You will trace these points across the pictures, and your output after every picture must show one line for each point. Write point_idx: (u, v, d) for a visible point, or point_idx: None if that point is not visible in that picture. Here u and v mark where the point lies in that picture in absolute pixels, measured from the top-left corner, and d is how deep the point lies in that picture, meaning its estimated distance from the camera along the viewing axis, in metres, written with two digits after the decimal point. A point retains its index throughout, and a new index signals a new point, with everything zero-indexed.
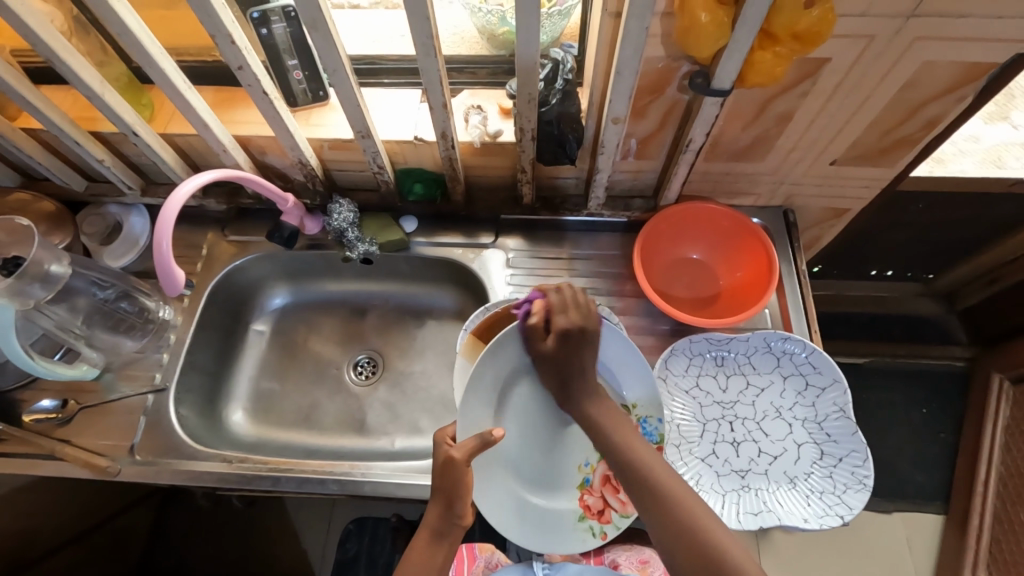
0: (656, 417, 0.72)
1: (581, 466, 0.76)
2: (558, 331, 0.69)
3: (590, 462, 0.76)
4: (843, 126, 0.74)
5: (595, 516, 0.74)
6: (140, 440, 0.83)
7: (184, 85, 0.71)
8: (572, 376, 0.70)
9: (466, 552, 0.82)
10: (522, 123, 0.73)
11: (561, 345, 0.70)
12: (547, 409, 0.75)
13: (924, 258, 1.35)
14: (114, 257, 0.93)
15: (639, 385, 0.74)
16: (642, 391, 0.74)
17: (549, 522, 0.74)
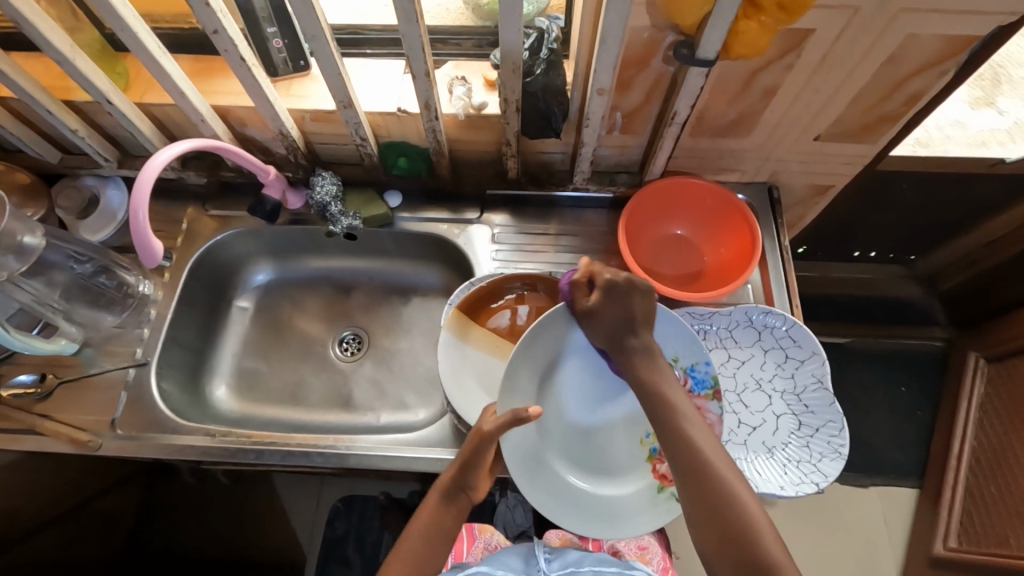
0: (701, 360, 0.70)
1: (644, 441, 0.74)
2: (602, 285, 0.67)
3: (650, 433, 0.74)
4: (826, 101, 0.74)
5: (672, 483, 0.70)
6: (122, 414, 0.82)
7: (158, 50, 0.69)
8: (621, 329, 0.67)
9: (467, 533, 0.89)
10: (506, 93, 0.72)
11: (604, 301, 0.66)
12: (581, 403, 0.73)
13: (905, 239, 1.38)
14: (91, 230, 0.91)
15: (673, 341, 0.71)
16: (676, 344, 0.71)
17: (602, 508, 0.72)
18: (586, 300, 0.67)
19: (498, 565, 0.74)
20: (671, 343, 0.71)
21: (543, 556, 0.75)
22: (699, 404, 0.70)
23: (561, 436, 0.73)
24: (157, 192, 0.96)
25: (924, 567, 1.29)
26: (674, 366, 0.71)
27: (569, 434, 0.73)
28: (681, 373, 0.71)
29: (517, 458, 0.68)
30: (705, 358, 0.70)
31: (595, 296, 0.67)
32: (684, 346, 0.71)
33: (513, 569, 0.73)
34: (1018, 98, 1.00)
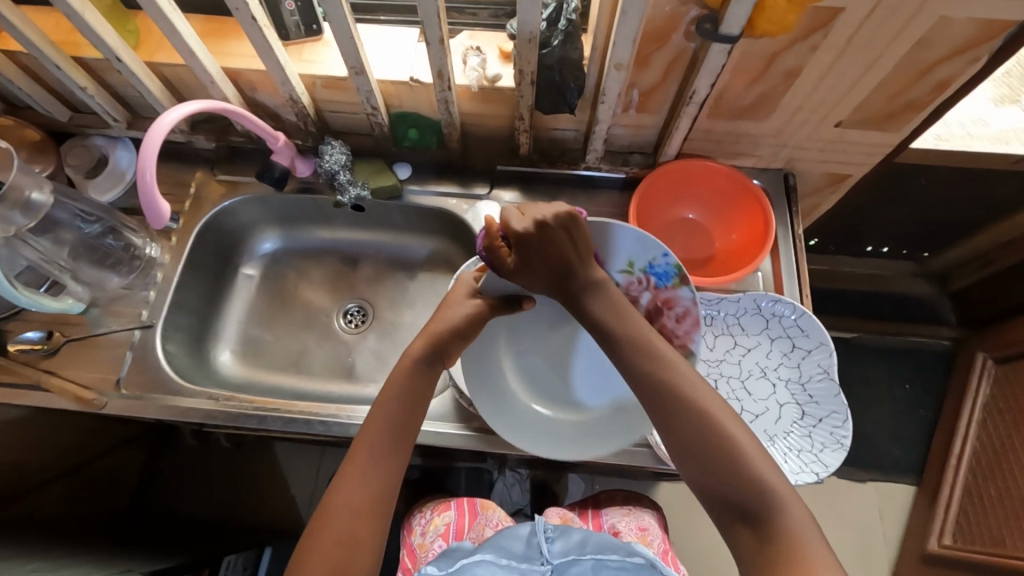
0: (662, 256, 0.67)
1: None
2: (514, 242, 0.65)
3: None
4: (850, 85, 0.72)
5: None
6: (127, 374, 0.83)
7: (169, 7, 0.68)
8: (557, 270, 0.66)
9: (469, 508, 0.91)
10: (521, 65, 0.70)
11: (524, 252, 0.65)
12: (545, 367, 0.79)
13: (920, 236, 1.36)
14: (100, 191, 0.90)
15: (630, 246, 0.68)
16: (631, 250, 0.69)
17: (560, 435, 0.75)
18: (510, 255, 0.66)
19: (500, 553, 0.73)
20: (624, 249, 0.69)
21: (543, 537, 0.76)
22: (668, 295, 0.70)
23: (535, 365, 0.79)
24: (166, 154, 0.96)
25: (917, 563, 1.29)
26: (634, 268, 0.70)
27: (543, 364, 0.79)
28: (644, 271, 0.70)
29: (474, 374, 0.74)
30: (659, 253, 0.68)
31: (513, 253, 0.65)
32: (635, 248, 0.69)
33: (515, 555, 0.74)
34: None
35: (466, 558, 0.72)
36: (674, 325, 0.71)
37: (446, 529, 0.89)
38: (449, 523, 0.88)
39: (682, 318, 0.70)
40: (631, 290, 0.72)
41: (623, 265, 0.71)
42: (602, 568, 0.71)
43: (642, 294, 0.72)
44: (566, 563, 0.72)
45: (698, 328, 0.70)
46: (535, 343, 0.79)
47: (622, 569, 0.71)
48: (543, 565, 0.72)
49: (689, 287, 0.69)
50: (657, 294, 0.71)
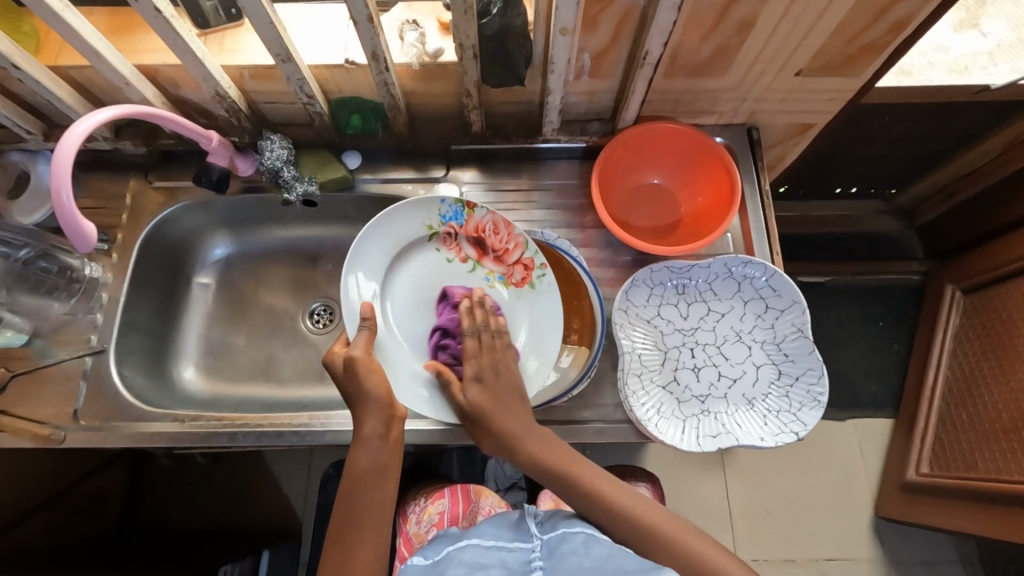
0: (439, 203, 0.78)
1: (490, 283, 0.79)
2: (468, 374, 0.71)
3: (485, 274, 0.80)
4: (807, 32, 0.69)
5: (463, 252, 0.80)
6: (83, 405, 0.79)
7: (59, 5, 0.61)
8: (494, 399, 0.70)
9: (462, 495, 0.93)
10: (460, 38, 0.64)
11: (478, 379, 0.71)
12: None
13: (885, 174, 1.36)
14: (25, 212, 0.83)
15: (412, 219, 0.79)
16: (418, 217, 0.79)
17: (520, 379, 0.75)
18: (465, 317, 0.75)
19: (487, 536, 0.67)
20: (415, 221, 0.79)
21: (533, 520, 0.69)
22: (477, 223, 0.78)
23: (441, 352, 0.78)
24: (94, 164, 0.89)
25: (897, 491, 1.34)
26: (436, 228, 0.80)
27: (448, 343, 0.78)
28: (445, 225, 0.79)
29: None
30: (438, 203, 0.78)
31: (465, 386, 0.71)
32: (419, 213, 0.79)
33: (503, 536, 0.67)
34: (1000, 19, 0.96)
35: (452, 544, 0.66)
36: (496, 238, 0.78)
37: (441, 517, 0.90)
38: (443, 512, 0.90)
39: (497, 227, 0.77)
40: (451, 246, 0.80)
41: (428, 233, 0.80)
42: (593, 543, 0.63)
43: (459, 243, 0.80)
44: (555, 539, 0.65)
45: (512, 228, 0.77)
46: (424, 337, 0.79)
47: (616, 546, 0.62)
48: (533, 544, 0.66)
49: (480, 208, 0.77)
50: (469, 229, 0.79)
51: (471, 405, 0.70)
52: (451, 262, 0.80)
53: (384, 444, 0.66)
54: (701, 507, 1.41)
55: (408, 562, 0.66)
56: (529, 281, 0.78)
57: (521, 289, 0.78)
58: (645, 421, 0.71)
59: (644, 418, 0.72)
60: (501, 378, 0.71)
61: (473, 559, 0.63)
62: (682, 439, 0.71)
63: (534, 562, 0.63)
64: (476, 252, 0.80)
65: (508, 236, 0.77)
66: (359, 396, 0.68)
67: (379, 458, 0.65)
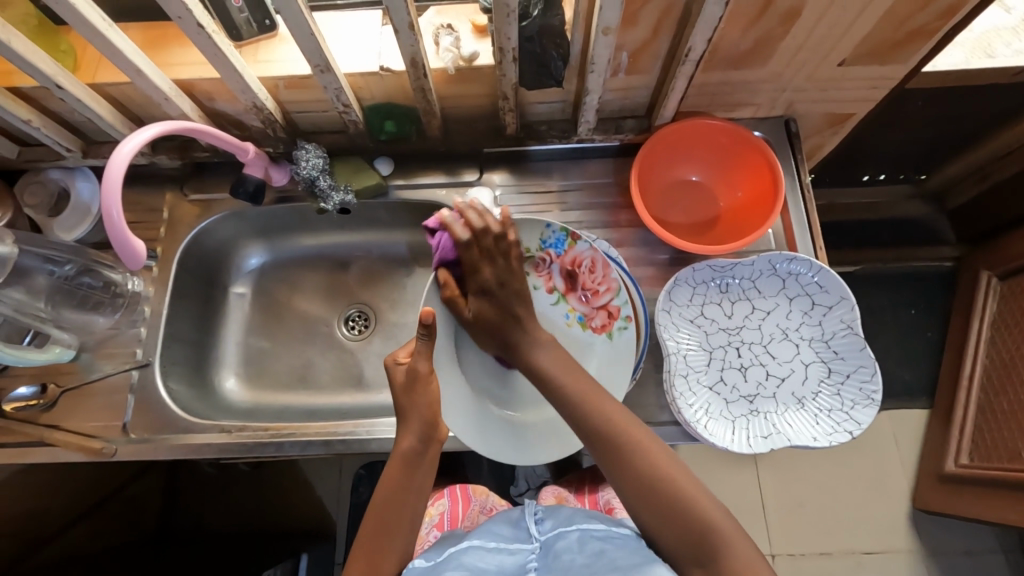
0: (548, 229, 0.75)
1: (570, 320, 0.77)
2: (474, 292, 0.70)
3: (567, 309, 0.78)
4: (852, 21, 0.67)
5: (551, 284, 0.78)
6: (132, 418, 0.80)
7: (103, 23, 0.61)
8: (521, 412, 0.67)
9: (461, 495, 0.91)
10: (501, 41, 0.64)
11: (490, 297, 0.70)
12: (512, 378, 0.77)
13: (916, 159, 1.33)
14: (65, 229, 0.84)
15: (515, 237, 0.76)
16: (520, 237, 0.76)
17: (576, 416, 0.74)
18: (459, 232, 0.69)
19: (488, 537, 0.66)
20: (514, 238, 0.76)
21: (532, 518, 0.69)
22: (574, 256, 0.76)
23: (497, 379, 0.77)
24: (130, 178, 0.90)
25: (936, 482, 1.31)
26: (533, 252, 0.77)
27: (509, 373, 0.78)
28: (542, 250, 0.77)
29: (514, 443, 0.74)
30: (543, 227, 0.75)
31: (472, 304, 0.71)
32: (524, 234, 0.76)
33: (504, 537, 0.66)
34: None
35: (453, 546, 0.65)
36: (590, 276, 0.76)
37: (441, 518, 0.88)
38: (443, 512, 0.88)
39: (593, 266, 0.75)
40: (542, 272, 0.78)
41: (523, 253, 0.77)
42: (587, 541, 0.62)
43: (550, 271, 0.77)
44: (553, 538, 0.64)
45: (609, 269, 0.74)
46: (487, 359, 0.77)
47: (608, 539, 0.62)
48: (532, 546, 0.65)
49: (584, 241, 0.75)
50: (564, 261, 0.77)
51: (478, 317, 0.71)
52: (538, 289, 0.78)
53: (420, 461, 0.65)
54: (734, 503, 1.40)
55: (410, 563, 0.64)
56: (606, 330, 0.76)
57: (598, 334, 0.76)
58: (695, 423, 0.71)
59: (694, 420, 0.71)
60: (507, 286, 0.70)
61: (473, 562, 0.62)
62: (732, 440, 0.71)
63: (529, 564, 0.62)
64: (564, 284, 0.77)
65: (603, 276, 0.75)
66: (407, 410, 0.65)
67: (417, 475, 0.65)
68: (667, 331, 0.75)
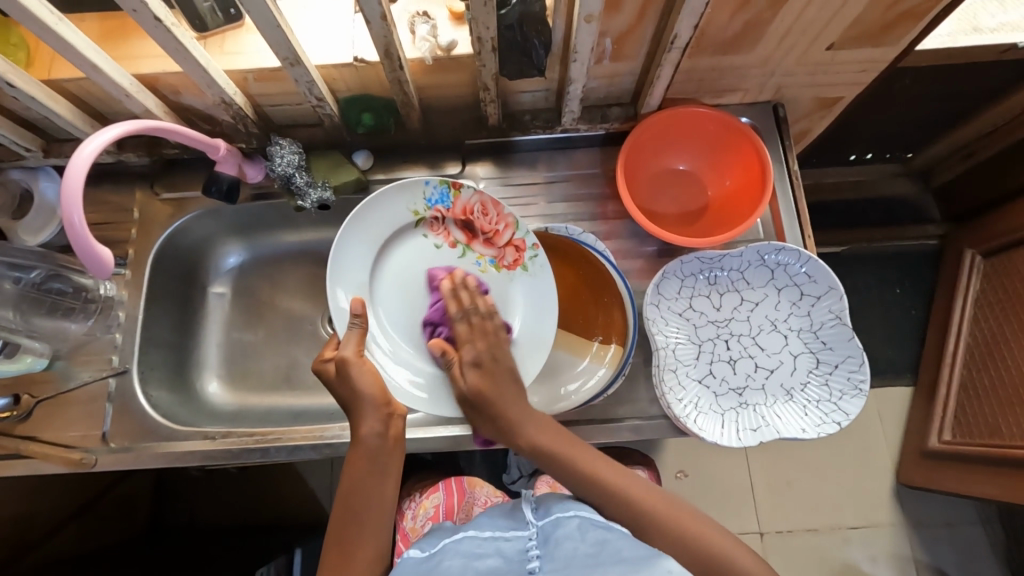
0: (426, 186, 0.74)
1: (481, 267, 0.77)
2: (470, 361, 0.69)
3: (475, 258, 0.76)
4: (843, 4, 0.65)
5: (444, 237, 0.77)
6: (111, 426, 0.78)
7: (53, 18, 0.57)
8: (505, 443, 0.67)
9: (457, 487, 0.90)
10: (479, 31, 0.61)
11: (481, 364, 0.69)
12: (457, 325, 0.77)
13: (902, 137, 1.32)
14: (31, 232, 0.80)
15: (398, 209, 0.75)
16: (405, 203, 0.75)
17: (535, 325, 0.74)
18: (451, 305, 0.73)
19: (483, 526, 0.62)
20: (397, 210, 0.75)
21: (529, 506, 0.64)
22: (462, 206, 0.75)
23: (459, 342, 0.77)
24: (96, 178, 0.86)
25: (919, 459, 1.34)
26: (422, 213, 0.76)
27: None
28: (431, 209, 0.76)
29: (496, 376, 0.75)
30: (422, 185, 0.74)
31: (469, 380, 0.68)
32: (406, 197, 0.75)
33: (501, 525, 0.62)
34: None
35: (450, 536, 0.61)
36: (486, 220, 0.74)
37: (436, 510, 0.87)
38: (438, 505, 0.87)
39: (484, 208, 0.74)
40: (439, 231, 0.77)
41: (413, 218, 0.76)
42: (588, 528, 0.59)
43: (443, 228, 0.77)
44: (550, 524, 0.60)
45: (501, 207, 0.73)
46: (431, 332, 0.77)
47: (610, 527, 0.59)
48: (530, 531, 0.60)
49: (466, 188, 0.73)
50: (454, 213, 0.75)
51: (474, 389, 0.67)
52: (440, 248, 0.77)
53: (384, 445, 0.64)
54: (724, 484, 1.41)
55: (404, 554, 0.60)
56: (520, 263, 0.75)
57: (513, 271, 0.76)
58: (685, 418, 0.71)
59: (683, 414, 0.71)
60: (500, 361, 0.69)
61: (468, 549, 0.58)
62: (722, 434, 0.71)
63: (530, 550, 0.57)
64: (465, 235, 0.76)
65: (496, 216, 0.74)
66: (352, 398, 0.66)
67: (380, 459, 0.64)
68: (656, 326, 0.75)
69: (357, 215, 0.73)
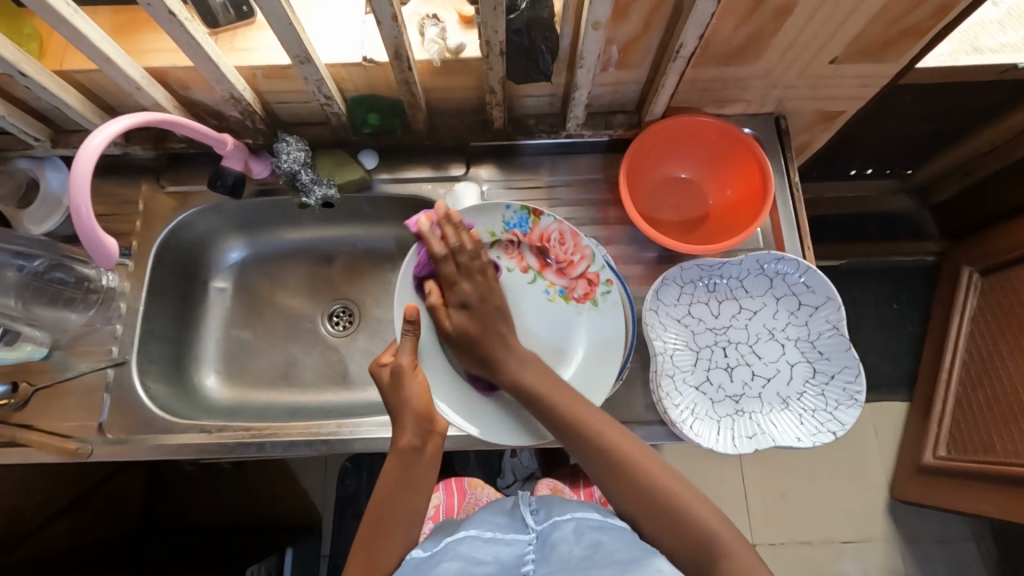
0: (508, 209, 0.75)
1: (550, 295, 0.77)
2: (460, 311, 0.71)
3: (545, 285, 0.77)
4: (846, 19, 0.66)
5: (518, 263, 0.77)
6: (108, 417, 0.78)
7: (68, 9, 0.58)
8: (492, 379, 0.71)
9: (458, 487, 0.89)
10: (488, 35, 0.62)
11: (472, 312, 0.71)
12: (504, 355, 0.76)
13: (902, 154, 1.33)
14: (35, 221, 0.81)
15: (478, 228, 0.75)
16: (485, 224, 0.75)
17: (600, 360, 0.74)
18: (436, 245, 0.71)
19: (483, 525, 0.62)
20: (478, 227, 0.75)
21: (527, 509, 0.64)
22: (542, 233, 0.76)
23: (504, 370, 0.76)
24: (102, 169, 0.86)
25: (913, 474, 1.34)
26: (499, 235, 0.76)
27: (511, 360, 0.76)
28: (509, 232, 0.76)
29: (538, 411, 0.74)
30: (503, 209, 0.75)
31: (452, 323, 0.71)
32: (486, 219, 0.75)
33: (501, 525, 0.62)
34: None
35: (451, 536, 0.61)
36: (562, 249, 0.76)
37: (436, 510, 0.85)
38: (440, 504, 0.85)
39: (563, 237, 0.75)
40: (512, 254, 0.77)
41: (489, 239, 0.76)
42: (584, 531, 0.59)
43: (519, 253, 0.77)
44: (549, 528, 0.60)
45: (579, 239, 0.75)
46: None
47: (604, 529, 0.59)
48: (529, 535, 0.61)
49: (546, 215, 0.75)
50: (532, 240, 0.76)
51: (459, 331, 0.71)
52: (511, 271, 0.77)
53: (419, 455, 0.65)
54: (718, 494, 1.41)
55: (408, 555, 0.61)
56: (590, 296, 0.76)
57: (583, 304, 0.77)
58: (680, 423, 0.71)
59: (679, 420, 0.71)
60: (487, 301, 0.72)
61: (468, 552, 0.58)
62: (717, 441, 0.71)
63: (527, 556, 0.58)
64: (538, 261, 0.77)
65: (574, 247, 0.75)
66: (397, 408, 0.67)
67: (413, 473, 0.64)
68: (654, 332, 0.75)
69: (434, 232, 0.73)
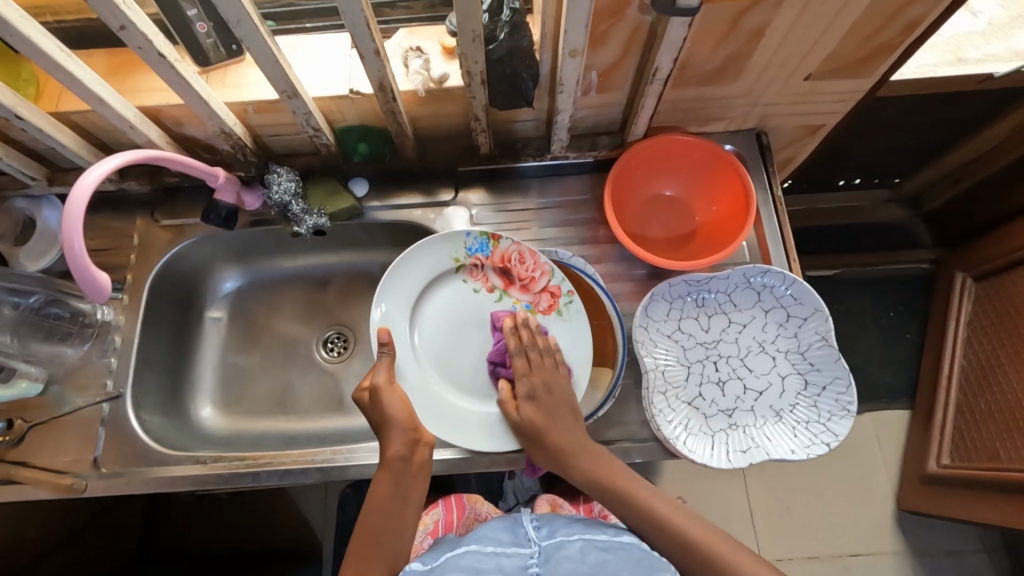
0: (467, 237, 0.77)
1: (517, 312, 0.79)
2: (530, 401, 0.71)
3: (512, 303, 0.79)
4: (818, 38, 0.68)
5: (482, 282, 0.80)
6: (103, 451, 0.78)
7: (62, 54, 0.60)
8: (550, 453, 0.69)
9: (456, 503, 0.87)
10: (469, 65, 0.64)
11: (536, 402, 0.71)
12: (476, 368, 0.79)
13: (889, 164, 1.35)
14: (33, 258, 0.82)
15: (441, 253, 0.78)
16: (448, 250, 0.78)
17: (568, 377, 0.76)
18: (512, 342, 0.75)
19: (485, 541, 0.61)
20: (442, 254, 0.78)
21: (530, 523, 0.63)
22: (503, 256, 0.77)
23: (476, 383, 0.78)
24: (98, 205, 0.88)
25: (918, 484, 1.32)
26: (463, 260, 0.79)
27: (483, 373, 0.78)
28: (471, 257, 0.79)
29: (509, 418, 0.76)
30: (463, 236, 0.77)
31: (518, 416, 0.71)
32: (448, 246, 0.78)
33: (502, 540, 0.61)
34: None
35: (451, 551, 0.60)
36: (522, 268, 0.77)
37: (436, 526, 0.84)
38: (438, 519, 0.84)
39: (522, 258, 0.77)
40: (479, 276, 0.80)
41: (454, 264, 0.79)
42: (590, 550, 0.59)
43: (481, 275, 0.80)
44: (552, 544, 0.60)
45: (537, 256, 0.76)
46: (468, 373, 0.79)
47: (611, 550, 0.59)
48: (531, 550, 0.60)
49: (505, 239, 0.77)
50: (493, 261, 0.78)
51: (526, 422, 0.71)
52: (478, 292, 0.80)
53: (408, 465, 0.66)
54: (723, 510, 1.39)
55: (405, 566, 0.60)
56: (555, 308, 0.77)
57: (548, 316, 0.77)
58: (674, 439, 0.71)
59: (673, 436, 0.71)
60: (555, 395, 0.71)
61: (470, 564, 0.57)
62: (712, 456, 0.71)
63: (530, 568, 0.58)
64: (502, 281, 0.79)
65: (534, 264, 0.76)
66: (380, 424, 0.68)
67: (405, 481, 0.65)
68: (646, 348, 0.76)
69: (402, 260, 0.77)
